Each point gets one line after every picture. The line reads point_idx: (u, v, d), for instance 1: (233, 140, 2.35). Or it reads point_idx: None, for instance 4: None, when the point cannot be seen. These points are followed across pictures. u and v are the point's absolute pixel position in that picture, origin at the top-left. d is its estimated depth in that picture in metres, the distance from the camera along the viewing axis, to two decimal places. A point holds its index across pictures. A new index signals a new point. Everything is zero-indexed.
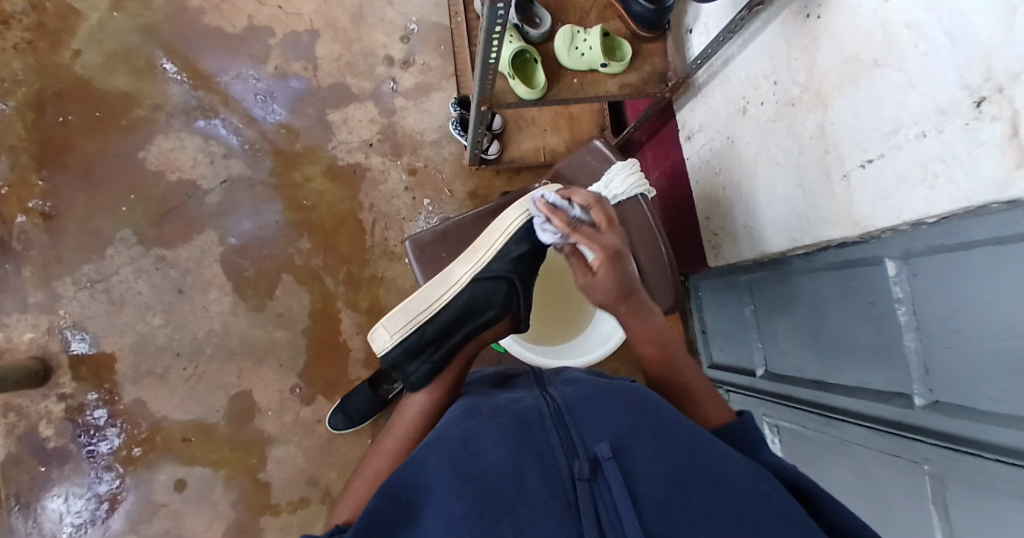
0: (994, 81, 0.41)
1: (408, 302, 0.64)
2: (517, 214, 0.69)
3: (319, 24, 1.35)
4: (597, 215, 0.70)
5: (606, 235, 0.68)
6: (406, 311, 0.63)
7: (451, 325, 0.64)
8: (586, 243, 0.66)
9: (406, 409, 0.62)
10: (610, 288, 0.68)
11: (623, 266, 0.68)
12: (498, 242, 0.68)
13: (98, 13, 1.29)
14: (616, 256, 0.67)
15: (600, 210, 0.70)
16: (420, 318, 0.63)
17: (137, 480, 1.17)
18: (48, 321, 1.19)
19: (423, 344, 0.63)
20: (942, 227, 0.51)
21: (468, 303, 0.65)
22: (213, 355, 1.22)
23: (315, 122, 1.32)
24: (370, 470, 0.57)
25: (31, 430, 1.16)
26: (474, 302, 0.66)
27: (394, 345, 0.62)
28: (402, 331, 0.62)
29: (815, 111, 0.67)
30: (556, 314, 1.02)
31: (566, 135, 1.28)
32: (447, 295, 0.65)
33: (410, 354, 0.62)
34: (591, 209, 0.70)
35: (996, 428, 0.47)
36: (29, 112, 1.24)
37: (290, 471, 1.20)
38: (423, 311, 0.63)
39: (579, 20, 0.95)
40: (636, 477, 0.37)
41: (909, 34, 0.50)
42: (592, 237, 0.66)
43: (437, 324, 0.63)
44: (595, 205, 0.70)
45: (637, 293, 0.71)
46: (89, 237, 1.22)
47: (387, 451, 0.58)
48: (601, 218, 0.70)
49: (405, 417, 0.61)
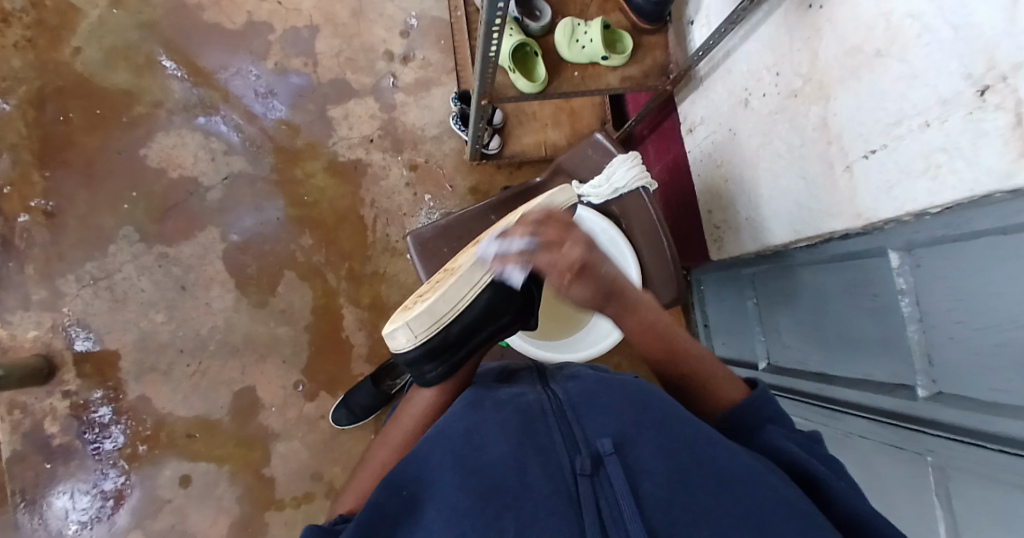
0: (997, 70, 0.41)
1: (435, 303, 0.60)
2: None
3: (319, 20, 1.34)
4: (547, 235, 0.59)
5: (567, 248, 0.59)
6: (430, 312, 0.59)
7: (472, 328, 0.61)
8: (549, 270, 0.60)
9: (413, 401, 0.62)
10: (588, 297, 0.62)
11: (598, 273, 0.61)
12: None
13: (97, 9, 1.29)
14: (586, 267, 0.59)
15: (552, 221, 0.60)
16: (444, 320, 0.60)
17: (141, 476, 1.18)
18: (51, 319, 1.20)
19: (443, 346, 0.60)
20: (945, 219, 0.50)
21: (492, 305, 0.62)
22: (216, 352, 1.23)
23: (316, 118, 1.31)
24: (375, 461, 0.58)
25: (36, 427, 1.17)
26: (496, 304, 0.62)
27: (415, 346, 0.60)
28: (426, 333, 0.59)
29: (817, 103, 0.67)
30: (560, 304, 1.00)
31: (567, 129, 1.28)
32: (471, 297, 0.61)
33: (430, 356, 0.60)
34: (538, 230, 0.60)
35: (1000, 419, 0.47)
36: (29, 110, 1.24)
37: (294, 467, 1.21)
38: (447, 313, 0.60)
39: (580, 12, 0.94)
40: (639, 473, 0.37)
41: (912, 23, 0.50)
42: (552, 263, 0.59)
43: (458, 327, 0.60)
44: (540, 227, 0.60)
45: (623, 294, 0.64)
46: (90, 235, 1.23)
47: (393, 442, 0.58)
48: (552, 235, 0.59)
49: (411, 411, 0.61)
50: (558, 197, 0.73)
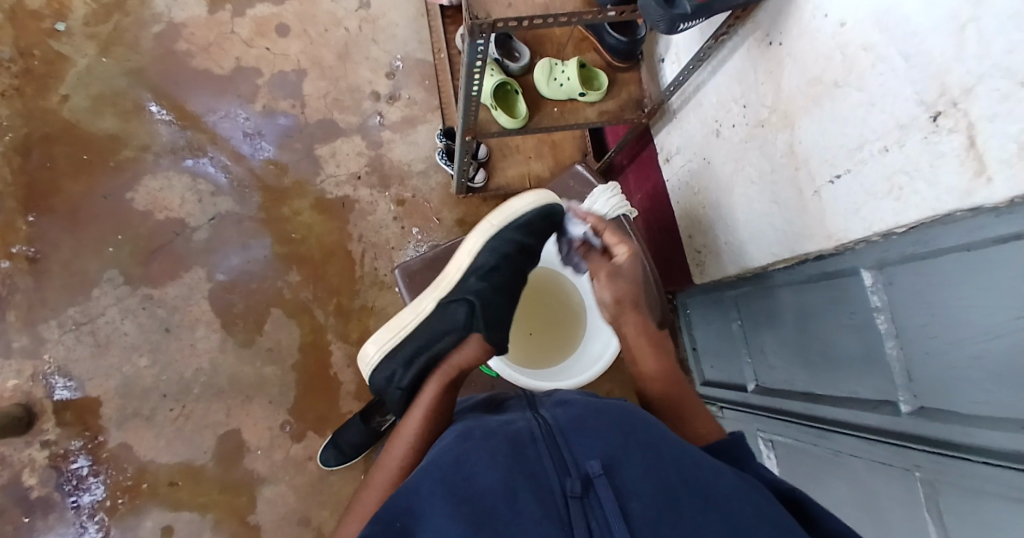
0: (949, 96, 0.44)
1: (383, 332, 0.74)
2: (480, 235, 0.76)
3: (306, 64, 1.39)
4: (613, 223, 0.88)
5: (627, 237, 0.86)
6: (381, 338, 0.74)
7: (416, 349, 0.70)
8: (617, 235, 0.84)
9: (393, 446, 0.60)
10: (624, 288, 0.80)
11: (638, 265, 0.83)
12: (463, 263, 0.75)
13: (86, 58, 1.32)
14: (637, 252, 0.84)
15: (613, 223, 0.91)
16: (391, 345, 0.72)
17: (122, 529, 1.13)
18: (32, 367, 1.17)
19: (396, 367, 0.70)
20: (912, 236, 0.53)
21: (432, 325, 0.71)
22: (201, 395, 1.20)
23: (303, 157, 1.33)
24: (365, 504, 0.56)
25: (14, 480, 1.13)
26: (436, 325, 0.70)
27: (372, 370, 0.72)
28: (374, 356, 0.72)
29: (783, 131, 0.70)
30: (540, 317, 1.03)
31: (550, 161, 1.31)
32: (415, 320, 0.73)
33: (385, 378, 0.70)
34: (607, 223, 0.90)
35: (982, 430, 0.48)
36: (16, 157, 1.25)
37: (282, 512, 1.17)
38: (392, 336, 0.73)
39: (557, 52, 1.00)
40: (627, 494, 0.37)
41: (867, 55, 0.53)
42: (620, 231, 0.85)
43: (402, 350, 0.71)
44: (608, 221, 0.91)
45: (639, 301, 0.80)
46: (75, 280, 1.21)
47: (380, 485, 0.57)
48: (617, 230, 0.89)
49: (394, 454, 0.59)
50: (512, 207, 0.78)
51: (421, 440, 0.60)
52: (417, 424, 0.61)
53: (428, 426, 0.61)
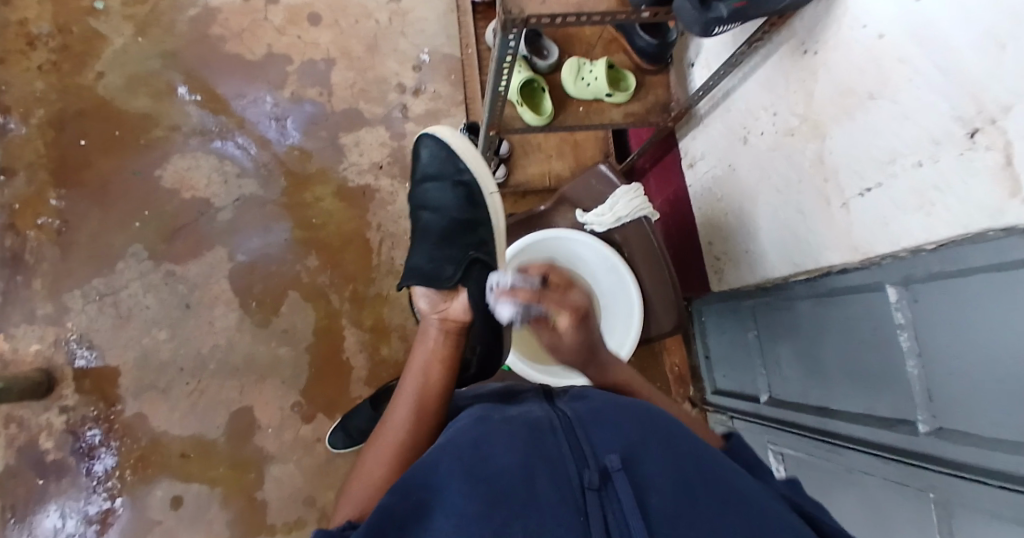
0: (987, 113, 0.43)
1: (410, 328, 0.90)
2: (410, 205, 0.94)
3: (336, 53, 1.41)
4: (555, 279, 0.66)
5: (571, 295, 0.63)
6: None
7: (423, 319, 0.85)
8: (552, 309, 0.62)
9: (391, 416, 0.60)
10: (573, 353, 0.63)
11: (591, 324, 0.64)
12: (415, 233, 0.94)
13: (122, 37, 1.36)
14: (585, 315, 0.62)
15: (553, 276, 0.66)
16: None
17: (133, 497, 1.16)
18: (54, 334, 1.20)
19: None
20: (940, 254, 0.52)
21: None
22: (216, 371, 1.22)
23: (327, 145, 1.35)
24: (370, 463, 0.55)
25: (31, 442, 1.16)
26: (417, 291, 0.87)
27: None
28: None
29: (813, 141, 0.70)
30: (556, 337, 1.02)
31: (571, 161, 1.32)
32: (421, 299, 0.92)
33: None
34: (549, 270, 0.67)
35: (1002, 454, 0.47)
36: (50, 130, 1.29)
37: (288, 492, 1.19)
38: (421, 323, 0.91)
39: (586, 52, 1.01)
40: (645, 489, 0.37)
41: (904, 69, 0.53)
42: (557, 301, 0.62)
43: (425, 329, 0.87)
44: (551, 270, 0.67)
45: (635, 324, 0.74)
46: (100, 252, 1.25)
47: (384, 442, 0.56)
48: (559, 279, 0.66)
49: (395, 422, 0.59)
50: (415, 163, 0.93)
51: (425, 408, 0.61)
52: (416, 385, 0.64)
53: (430, 395, 0.63)
